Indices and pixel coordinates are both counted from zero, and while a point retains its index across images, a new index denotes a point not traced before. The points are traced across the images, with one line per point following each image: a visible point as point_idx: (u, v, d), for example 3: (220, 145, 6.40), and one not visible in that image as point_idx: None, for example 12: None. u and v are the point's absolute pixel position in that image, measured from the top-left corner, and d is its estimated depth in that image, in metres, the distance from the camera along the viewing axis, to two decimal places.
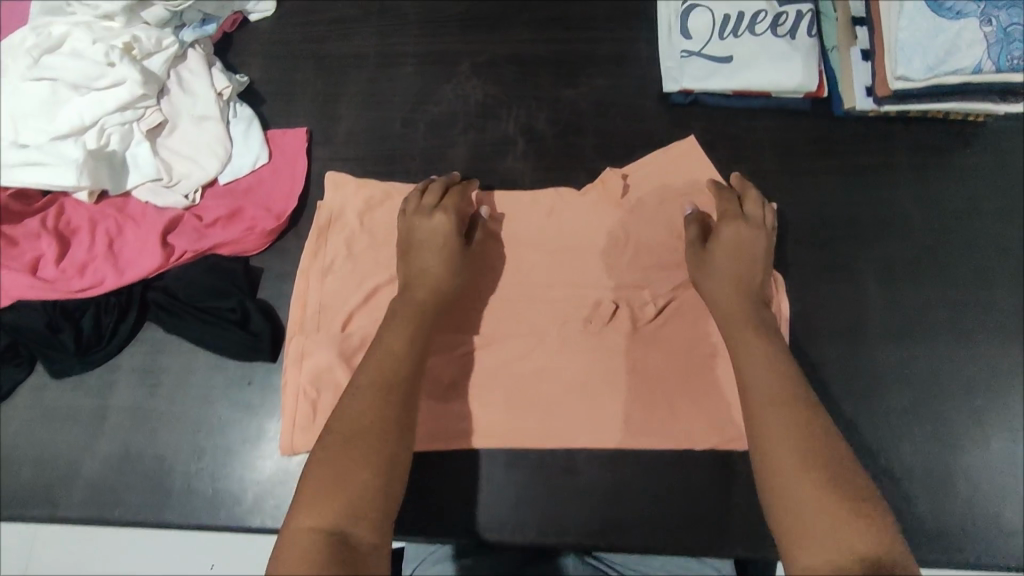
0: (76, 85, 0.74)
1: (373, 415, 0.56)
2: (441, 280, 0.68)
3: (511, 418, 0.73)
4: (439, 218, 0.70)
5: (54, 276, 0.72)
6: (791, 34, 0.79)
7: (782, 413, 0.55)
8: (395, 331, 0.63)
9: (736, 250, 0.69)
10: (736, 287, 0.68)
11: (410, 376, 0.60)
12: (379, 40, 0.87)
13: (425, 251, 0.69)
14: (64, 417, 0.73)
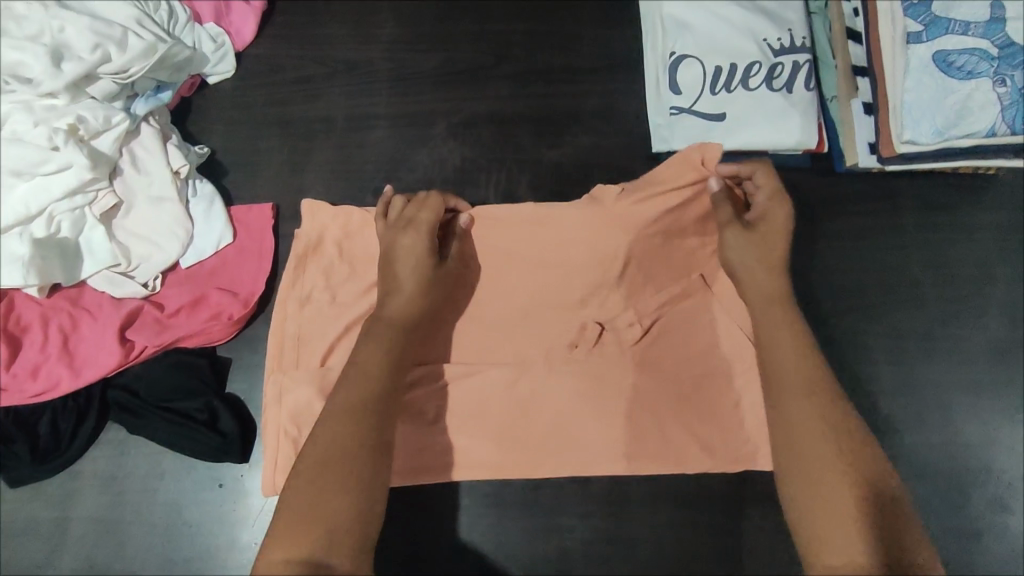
0: (18, 171, 0.69)
1: (349, 448, 0.54)
2: (410, 303, 0.62)
3: (498, 453, 0.67)
4: (415, 234, 0.64)
5: (6, 380, 0.67)
6: (788, 88, 0.74)
7: (817, 424, 0.54)
8: (367, 358, 0.59)
9: (770, 254, 0.63)
10: (773, 291, 0.62)
11: (385, 401, 0.57)
12: (348, 101, 0.81)
13: (399, 270, 0.63)
14: (21, 531, 0.68)
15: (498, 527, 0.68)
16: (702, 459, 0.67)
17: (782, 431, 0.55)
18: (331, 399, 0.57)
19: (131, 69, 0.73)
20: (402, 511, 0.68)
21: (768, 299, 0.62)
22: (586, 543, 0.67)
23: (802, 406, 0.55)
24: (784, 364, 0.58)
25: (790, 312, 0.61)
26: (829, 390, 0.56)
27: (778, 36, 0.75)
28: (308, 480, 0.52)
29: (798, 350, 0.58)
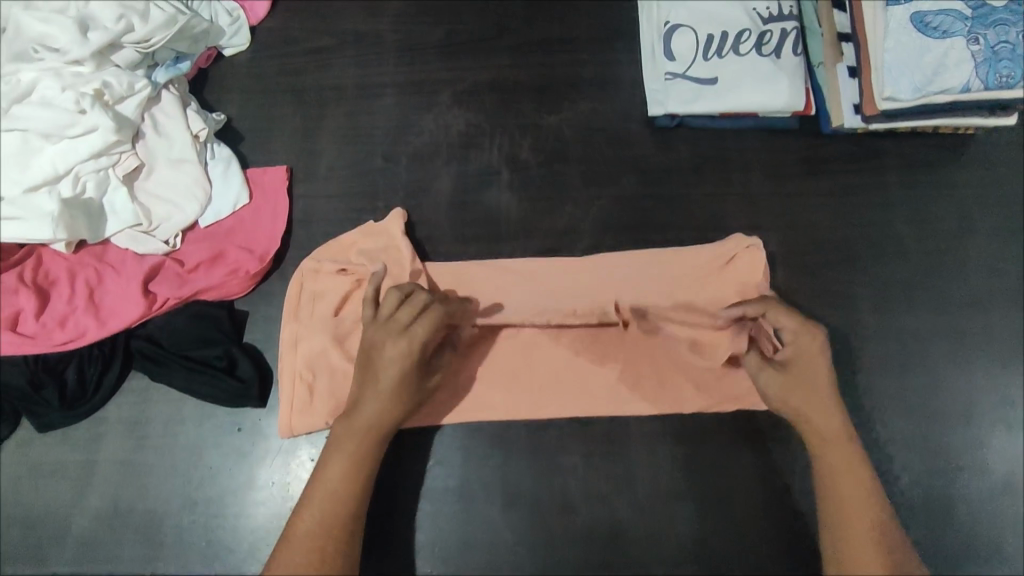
0: (47, 134, 0.73)
1: (310, 570, 0.56)
2: (377, 415, 0.62)
3: (498, 397, 0.72)
4: (401, 349, 0.62)
5: (35, 330, 0.71)
6: (776, 53, 0.78)
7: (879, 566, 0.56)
8: (330, 483, 0.60)
9: (822, 402, 0.62)
10: (837, 441, 0.62)
11: (348, 518, 0.60)
12: (358, 71, 0.85)
13: (378, 382, 0.62)
14: (52, 472, 0.72)
15: (503, 469, 0.70)
16: (695, 398, 0.71)
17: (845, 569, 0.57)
18: (292, 517, 0.59)
19: (152, 40, 0.77)
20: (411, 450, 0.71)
21: (835, 447, 0.62)
22: (587, 480, 0.70)
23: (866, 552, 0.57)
24: (834, 476, 0.61)
25: (857, 460, 0.61)
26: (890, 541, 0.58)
27: (767, 5, 0.79)
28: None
29: (864, 491, 0.60)
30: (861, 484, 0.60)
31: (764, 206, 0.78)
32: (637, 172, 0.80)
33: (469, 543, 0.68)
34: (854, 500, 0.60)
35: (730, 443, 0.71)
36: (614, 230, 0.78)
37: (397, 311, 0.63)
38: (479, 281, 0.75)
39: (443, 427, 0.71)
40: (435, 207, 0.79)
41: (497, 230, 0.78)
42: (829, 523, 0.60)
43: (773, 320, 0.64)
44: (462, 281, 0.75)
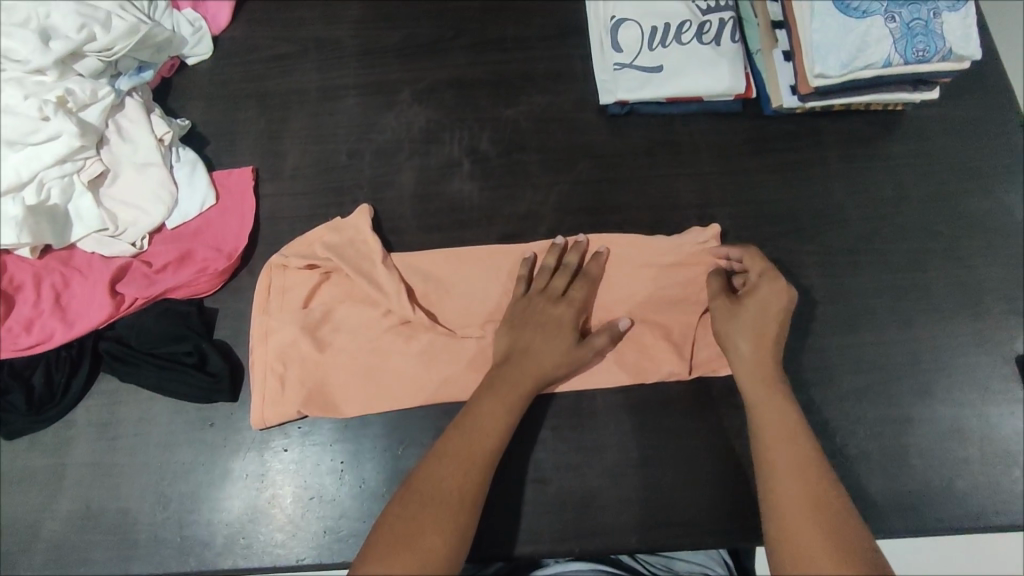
0: (10, 141, 0.73)
1: (464, 487, 0.60)
2: (541, 364, 0.68)
3: (468, 376, 0.73)
4: (565, 307, 0.71)
5: (1, 334, 0.71)
6: (716, 41, 0.83)
7: (797, 460, 0.60)
8: (487, 419, 0.64)
9: (762, 326, 0.69)
10: (764, 359, 0.67)
11: (498, 449, 0.64)
12: (320, 75, 0.88)
13: (533, 335, 0.70)
14: (20, 479, 0.71)
15: None
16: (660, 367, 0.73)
17: (770, 469, 0.61)
18: (447, 440, 0.63)
19: (115, 48, 0.79)
20: (385, 434, 0.72)
21: (758, 363, 0.67)
22: (558, 452, 0.71)
23: (786, 449, 0.62)
24: (761, 396, 0.66)
25: (776, 375, 0.67)
26: (807, 442, 0.62)
27: None
28: (430, 506, 0.58)
29: (778, 400, 0.65)
30: (777, 396, 0.66)
31: (713, 184, 0.82)
32: (592, 158, 0.83)
33: None
34: (771, 414, 0.64)
35: (694, 408, 0.73)
36: (573, 213, 0.81)
37: (554, 279, 0.73)
38: (443, 268, 0.77)
39: (416, 409, 0.73)
40: (399, 199, 0.81)
41: (461, 219, 0.81)
42: (757, 434, 0.64)
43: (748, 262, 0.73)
44: (426, 270, 0.77)
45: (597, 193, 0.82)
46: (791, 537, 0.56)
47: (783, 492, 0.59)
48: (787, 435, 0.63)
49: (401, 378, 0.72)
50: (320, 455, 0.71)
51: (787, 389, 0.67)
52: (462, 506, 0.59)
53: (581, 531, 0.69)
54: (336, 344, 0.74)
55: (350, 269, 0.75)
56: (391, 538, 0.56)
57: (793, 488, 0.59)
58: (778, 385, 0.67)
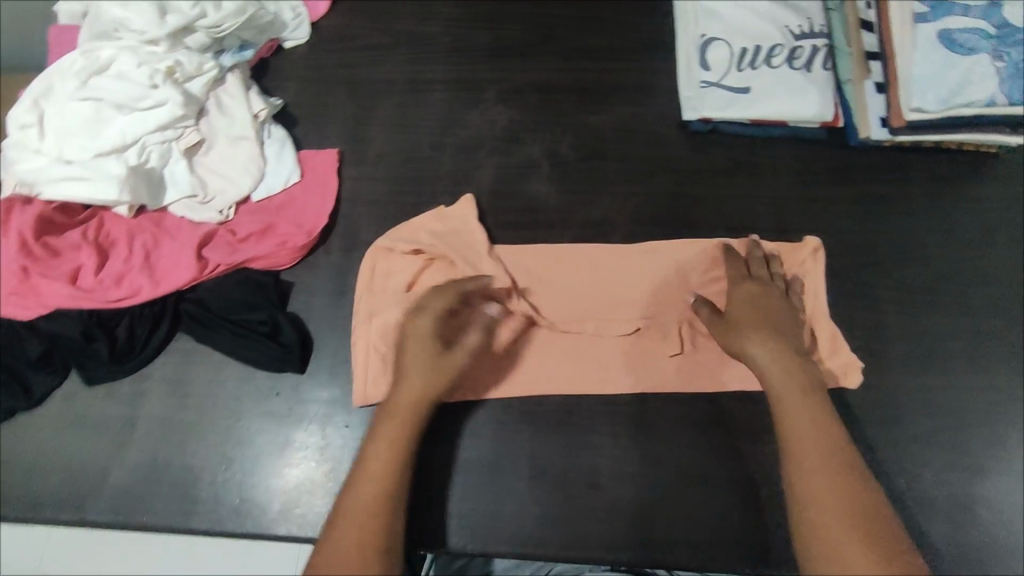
0: (120, 105, 0.77)
1: (362, 543, 0.55)
2: (417, 395, 0.65)
3: (561, 371, 0.74)
4: (423, 326, 0.68)
5: (93, 285, 0.74)
6: (807, 67, 0.82)
7: (825, 456, 0.57)
8: (372, 472, 0.60)
9: (763, 323, 0.67)
10: (780, 357, 0.65)
11: (394, 493, 0.60)
12: (411, 67, 0.90)
13: (408, 354, 0.67)
14: (94, 425, 0.74)
15: (533, 443, 0.71)
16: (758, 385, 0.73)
17: (802, 467, 0.58)
18: (336, 506, 0.59)
19: (222, 25, 0.83)
20: (445, 422, 0.72)
21: (777, 359, 0.65)
22: (616, 459, 0.71)
23: (817, 451, 0.58)
24: (791, 392, 0.62)
25: (805, 373, 0.64)
26: (840, 439, 0.59)
27: (799, 23, 0.84)
28: (326, 575, 0.53)
29: (807, 397, 0.62)
30: (805, 390, 0.62)
31: (792, 210, 0.81)
32: (671, 172, 0.84)
33: (496, 515, 0.69)
34: (798, 409, 0.61)
35: (757, 432, 0.72)
36: (648, 224, 0.81)
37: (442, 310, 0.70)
38: (539, 265, 0.79)
39: (478, 402, 0.73)
40: (477, 194, 0.83)
41: (536, 219, 0.82)
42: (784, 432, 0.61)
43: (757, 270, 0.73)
44: (527, 267, 0.79)
45: (673, 207, 0.82)
46: (823, 540, 0.53)
47: (811, 487, 0.56)
48: (820, 429, 0.60)
49: (499, 370, 0.74)
50: None
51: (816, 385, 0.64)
52: (365, 563, 0.54)
53: (630, 542, 0.68)
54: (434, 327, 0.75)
55: (455, 255, 0.77)
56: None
57: (824, 484, 0.56)
58: (806, 381, 0.63)
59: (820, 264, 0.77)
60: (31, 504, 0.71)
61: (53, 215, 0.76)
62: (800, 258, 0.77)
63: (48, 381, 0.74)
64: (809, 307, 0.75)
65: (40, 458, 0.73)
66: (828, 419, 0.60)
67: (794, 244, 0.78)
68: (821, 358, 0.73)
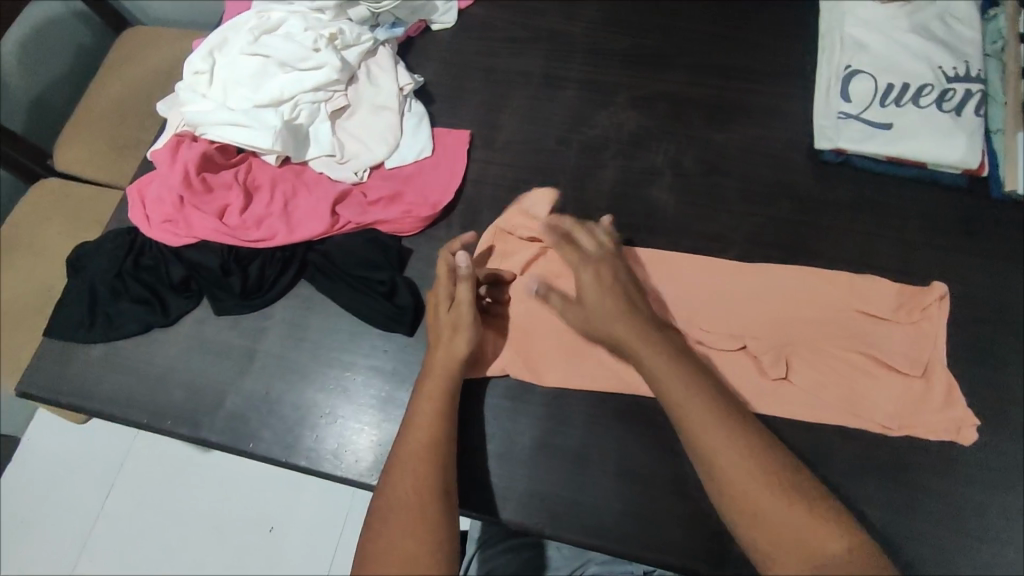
0: (284, 63, 0.84)
1: (419, 488, 0.60)
2: (448, 354, 0.69)
3: None
4: (441, 304, 0.71)
5: (235, 223, 0.80)
6: (958, 111, 0.80)
7: (721, 427, 0.58)
8: (420, 425, 0.65)
9: (606, 301, 0.67)
10: (636, 318, 0.66)
11: (444, 443, 0.64)
12: (547, 62, 0.93)
13: (436, 330, 0.71)
14: (218, 351, 0.79)
15: (622, 441, 0.72)
16: (859, 422, 0.70)
17: (696, 436, 0.59)
18: (391, 457, 0.64)
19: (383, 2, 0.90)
20: (541, 405, 0.74)
21: (633, 332, 0.65)
22: None
23: (708, 411, 0.59)
24: (664, 367, 0.63)
25: (659, 337, 0.65)
26: (726, 403, 0.61)
27: (953, 65, 0.82)
28: (393, 517, 0.58)
29: (677, 361, 0.63)
30: (672, 360, 0.63)
31: (919, 253, 0.79)
32: (795, 198, 0.83)
33: (577, 504, 0.70)
34: (678, 383, 0.62)
35: (857, 471, 0.69)
36: (765, 245, 0.81)
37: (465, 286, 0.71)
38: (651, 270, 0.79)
39: (575, 392, 0.75)
40: (598, 192, 0.85)
41: (652, 224, 0.82)
42: (671, 406, 0.62)
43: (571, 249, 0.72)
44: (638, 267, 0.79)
45: (794, 232, 0.81)
46: (730, 480, 0.56)
47: (723, 465, 0.57)
48: (703, 399, 0.60)
49: (601, 362, 0.75)
50: (475, 407, 0.75)
51: (680, 351, 0.65)
52: (426, 505, 0.59)
53: (709, 557, 0.67)
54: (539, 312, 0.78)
55: None
56: (368, 561, 0.57)
57: (732, 458, 0.57)
58: (671, 347, 0.65)
59: (943, 308, 0.74)
60: (154, 413, 0.77)
61: (213, 154, 0.83)
62: (926, 302, 0.74)
63: (183, 304, 0.81)
64: (927, 353, 0.72)
65: (168, 372, 0.79)
66: (708, 382, 0.62)
67: (920, 287, 0.76)
68: (934, 407, 0.70)
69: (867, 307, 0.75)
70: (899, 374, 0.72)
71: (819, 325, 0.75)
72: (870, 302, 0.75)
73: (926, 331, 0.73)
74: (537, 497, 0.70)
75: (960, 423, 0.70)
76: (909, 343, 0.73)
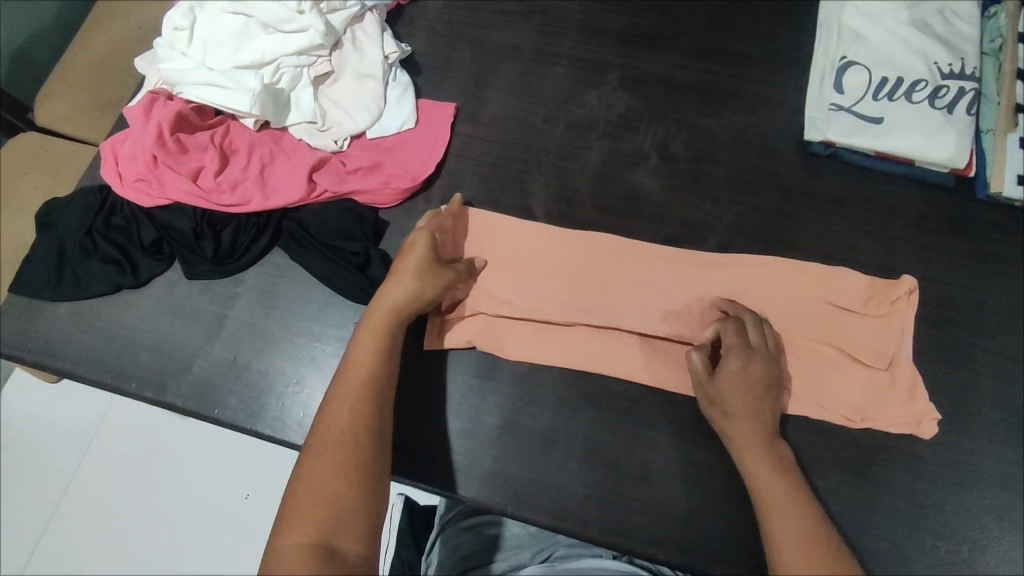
0: (266, 25, 0.80)
1: (351, 431, 0.59)
2: (402, 295, 0.67)
3: (631, 364, 0.73)
4: (420, 234, 0.72)
5: (209, 186, 0.79)
6: (949, 108, 0.79)
7: (789, 495, 0.60)
8: (358, 366, 0.64)
9: (765, 369, 0.67)
10: (761, 383, 0.66)
11: (382, 387, 0.63)
12: (538, 38, 0.91)
13: (402, 257, 0.70)
14: (188, 315, 0.78)
15: (589, 425, 0.72)
16: (820, 412, 0.70)
17: (778, 537, 0.57)
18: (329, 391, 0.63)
19: None
20: (509, 384, 0.74)
21: (749, 391, 0.65)
22: (669, 459, 0.70)
23: (776, 478, 0.61)
24: (750, 429, 0.64)
25: (766, 404, 0.66)
26: (797, 477, 0.62)
27: (949, 62, 0.81)
28: (324, 451, 0.58)
29: (762, 426, 0.64)
30: (762, 424, 0.64)
31: (900, 252, 0.78)
32: (781, 188, 0.82)
33: (541, 485, 0.70)
34: (754, 445, 0.63)
35: (820, 466, 0.69)
36: (746, 235, 0.80)
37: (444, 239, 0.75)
38: (627, 256, 0.78)
39: (544, 371, 0.74)
40: (581, 173, 0.83)
41: (634, 208, 0.81)
42: (761, 503, 0.60)
43: (745, 325, 0.70)
44: (613, 253, 0.78)
45: (777, 223, 0.80)
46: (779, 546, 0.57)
47: (778, 530, 0.58)
48: (775, 466, 0.62)
49: (571, 342, 0.75)
50: (443, 383, 0.74)
51: (772, 421, 0.66)
52: (356, 446, 0.59)
53: (669, 543, 0.67)
54: (502, 279, 0.78)
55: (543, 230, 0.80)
56: (295, 495, 0.56)
57: (787, 523, 0.58)
58: (776, 455, 0.63)
59: (908, 303, 0.74)
60: (120, 375, 0.76)
61: (189, 113, 0.81)
62: (895, 296, 0.74)
63: (153, 266, 0.79)
64: (894, 347, 0.72)
65: (136, 334, 0.78)
66: (783, 454, 0.63)
67: (890, 281, 0.75)
68: (897, 401, 0.71)
69: (838, 300, 0.75)
70: (865, 368, 0.72)
71: (795, 320, 0.74)
72: (844, 298, 0.75)
73: (898, 328, 0.73)
74: (499, 476, 0.70)
75: (922, 424, 0.70)
76: (878, 337, 0.73)
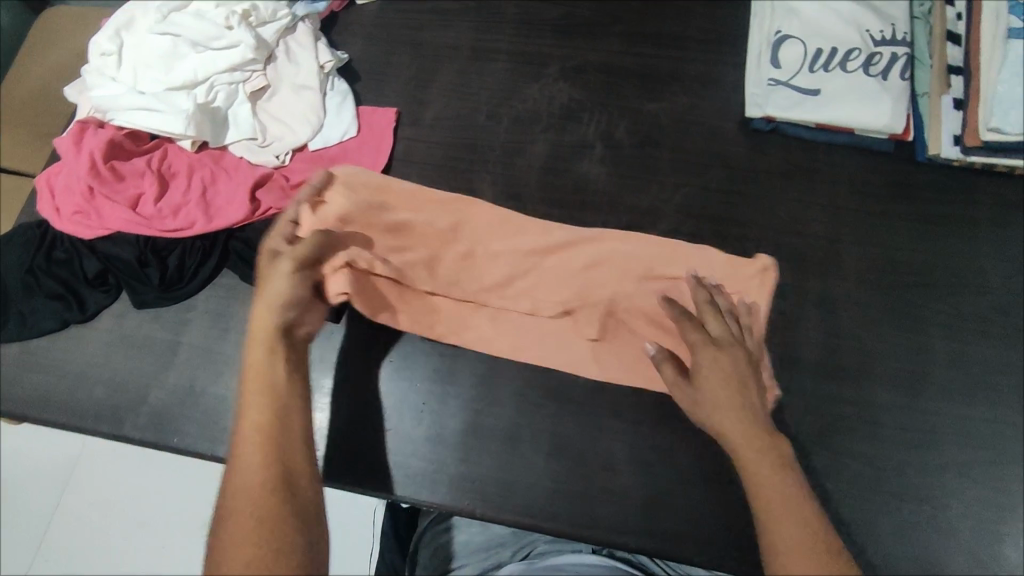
0: (196, 43, 0.80)
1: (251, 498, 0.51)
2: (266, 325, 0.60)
3: (590, 364, 0.73)
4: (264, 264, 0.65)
5: (151, 213, 0.77)
6: (884, 75, 0.80)
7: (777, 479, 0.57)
8: (250, 425, 0.55)
9: (739, 363, 0.64)
10: (734, 373, 0.64)
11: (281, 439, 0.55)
12: (474, 35, 0.91)
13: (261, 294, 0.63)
14: (140, 345, 0.77)
15: (552, 420, 0.72)
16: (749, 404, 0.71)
17: (771, 523, 0.54)
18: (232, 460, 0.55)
19: None
20: (470, 387, 0.74)
21: (725, 382, 0.63)
22: (633, 446, 0.71)
23: (767, 465, 0.58)
24: (734, 421, 0.61)
25: (746, 391, 0.63)
26: (787, 461, 0.59)
27: (880, 28, 0.82)
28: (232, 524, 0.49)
29: (747, 413, 0.61)
30: (748, 411, 0.61)
31: (846, 221, 0.79)
32: (725, 167, 0.82)
33: (508, 484, 0.70)
34: (742, 432, 0.60)
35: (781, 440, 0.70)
36: (695, 217, 0.80)
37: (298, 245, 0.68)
38: (592, 251, 0.76)
39: (503, 371, 0.74)
40: (528, 168, 0.83)
41: (582, 199, 0.81)
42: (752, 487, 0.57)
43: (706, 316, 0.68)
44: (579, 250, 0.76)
45: (724, 203, 0.80)
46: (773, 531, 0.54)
47: (771, 516, 0.54)
48: (764, 452, 0.58)
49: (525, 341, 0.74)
50: (399, 393, 0.74)
51: (757, 407, 0.62)
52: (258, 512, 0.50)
53: (638, 530, 0.67)
54: (457, 273, 0.76)
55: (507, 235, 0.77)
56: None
57: (779, 507, 0.55)
58: (773, 442, 0.60)
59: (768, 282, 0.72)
60: (75, 412, 0.75)
61: (122, 140, 0.79)
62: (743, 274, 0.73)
63: (99, 299, 0.78)
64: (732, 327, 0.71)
65: (88, 369, 0.76)
66: (773, 440, 0.60)
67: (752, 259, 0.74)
68: None
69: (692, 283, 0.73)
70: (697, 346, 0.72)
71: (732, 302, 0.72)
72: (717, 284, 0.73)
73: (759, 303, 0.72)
74: (465, 480, 0.70)
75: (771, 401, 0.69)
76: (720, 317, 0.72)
